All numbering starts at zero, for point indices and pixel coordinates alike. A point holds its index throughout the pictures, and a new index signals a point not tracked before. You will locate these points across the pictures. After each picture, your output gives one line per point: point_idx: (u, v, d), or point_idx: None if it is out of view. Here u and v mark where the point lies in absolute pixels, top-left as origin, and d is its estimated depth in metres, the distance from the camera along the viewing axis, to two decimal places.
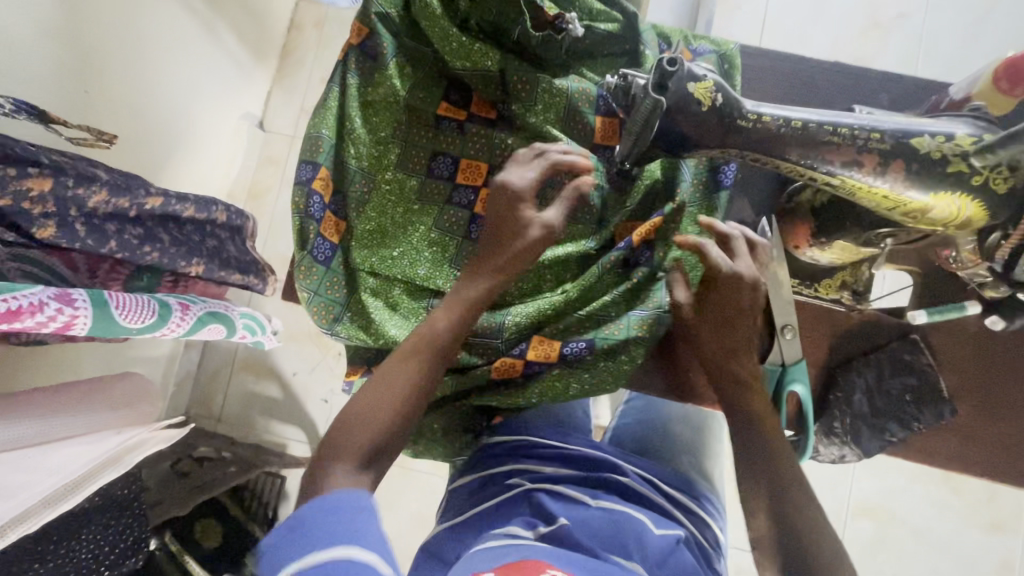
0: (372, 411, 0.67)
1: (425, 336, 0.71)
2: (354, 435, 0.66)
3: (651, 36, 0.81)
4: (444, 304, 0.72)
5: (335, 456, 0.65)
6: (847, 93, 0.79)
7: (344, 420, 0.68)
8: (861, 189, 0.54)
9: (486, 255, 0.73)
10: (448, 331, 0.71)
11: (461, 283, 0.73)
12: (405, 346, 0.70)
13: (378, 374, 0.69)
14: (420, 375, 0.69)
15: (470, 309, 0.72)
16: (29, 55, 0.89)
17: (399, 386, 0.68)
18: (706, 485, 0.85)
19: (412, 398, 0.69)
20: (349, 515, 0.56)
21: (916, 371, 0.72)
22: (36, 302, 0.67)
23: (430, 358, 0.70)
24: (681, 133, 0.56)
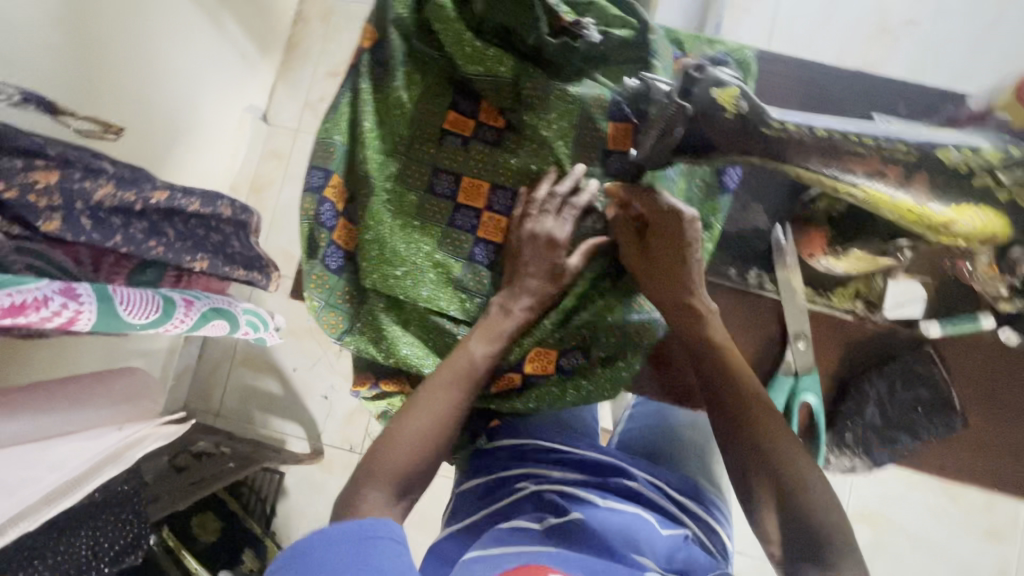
0: (411, 438, 0.65)
1: (463, 365, 0.70)
2: (393, 461, 0.63)
3: (662, 46, 0.78)
4: (478, 333, 0.72)
5: (372, 482, 0.62)
6: (867, 101, 0.78)
7: (380, 446, 0.65)
8: (881, 199, 0.51)
9: (521, 281, 0.73)
10: (484, 360, 0.71)
11: (496, 314, 0.73)
12: (443, 373, 0.69)
13: (415, 401, 0.68)
14: (459, 403, 0.68)
15: (504, 342, 0.72)
16: (34, 43, 0.87)
17: (438, 413, 0.67)
18: (714, 491, 0.85)
19: (450, 427, 0.68)
20: (362, 543, 0.52)
21: (929, 384, 0.72)
22: (41, 297, 0.65)
23: (467, 388, 0.69)
24: (704, 139, 0.56)
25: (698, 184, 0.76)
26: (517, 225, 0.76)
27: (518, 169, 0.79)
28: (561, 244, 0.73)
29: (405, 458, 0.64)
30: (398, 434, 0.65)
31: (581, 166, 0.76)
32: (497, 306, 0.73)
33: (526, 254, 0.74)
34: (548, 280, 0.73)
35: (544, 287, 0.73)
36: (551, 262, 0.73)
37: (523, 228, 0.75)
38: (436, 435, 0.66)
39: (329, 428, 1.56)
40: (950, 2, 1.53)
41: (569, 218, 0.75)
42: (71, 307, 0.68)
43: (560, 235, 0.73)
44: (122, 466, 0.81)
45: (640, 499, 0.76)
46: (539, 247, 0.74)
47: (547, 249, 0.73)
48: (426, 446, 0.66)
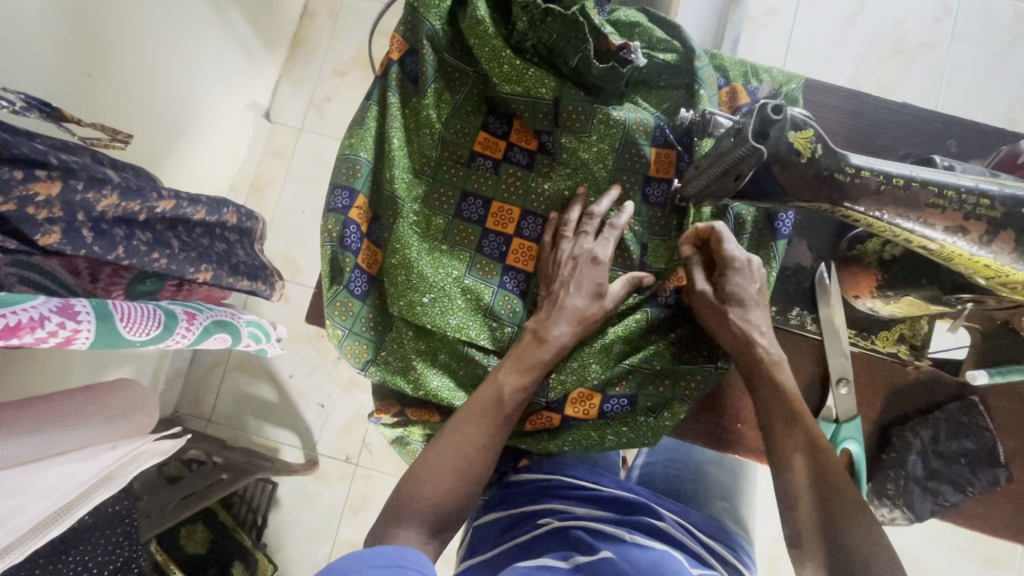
0: (437, 477, 0.63)
1: (492, 398, 0.67)
2: (420, 502, 0.63)
3: (708, 73, 0.75)
4: (510, 364, 0.68)
5: (402, 521, 0.62)
6: (906, 139, 0.77)
7: (407, 485, 0.64)
8: (960, 256, 0.54)
9: (554, 310, 0.70)
10: (515, 393, 0.67)
11: (529, 341, 0.69)
12: (472, 407, 0.67)
13: (442, 437, 0.66)
14: (488, 439, 0.66)
15: (538, 371, 0.68)
16: (30, 35, 0.81)
17: (465, 451, 0.65)
18: (743, 534, 0.81)
19: (478, 464, 0.65)
20: (393, 570, 0.51)
21: (974, 434, 0.70)
22: (37, 316, 0.55)
23: (497, 423, 0.66)
24: (774, 182, 0.56)
25: (749, 233, 0.74)
26: (549, 253, 0.74)
27: (552, 195, 0.77)
28: (604, 262, 0.71)
29: (433, 499, 0.63)
30: (424, 473, 0.64)
31: (614, 190, 0.74)
32: (531, 333, 0.70)
33: (565, 274, 0.71)
34: (590, 298, 0.70)
35: (588, 306, 0.70)
36: (595, 282, 0.71)
37: (560, 252, 0.73)
38: (463, 473, 0.64)
39: (325, 438, 1.48)
40: (966, 24, 1.49)
41: (611, 234, 0.72)
42: (68, 327, 0.58)
43: (602, 255, 0.71)
44: (115, 488, 0.71)
45: (668, 539, 0.71)
46: (582, 267, 0.71)
47: (592, 268, 0.71)
48: (453, 485, 0.64)
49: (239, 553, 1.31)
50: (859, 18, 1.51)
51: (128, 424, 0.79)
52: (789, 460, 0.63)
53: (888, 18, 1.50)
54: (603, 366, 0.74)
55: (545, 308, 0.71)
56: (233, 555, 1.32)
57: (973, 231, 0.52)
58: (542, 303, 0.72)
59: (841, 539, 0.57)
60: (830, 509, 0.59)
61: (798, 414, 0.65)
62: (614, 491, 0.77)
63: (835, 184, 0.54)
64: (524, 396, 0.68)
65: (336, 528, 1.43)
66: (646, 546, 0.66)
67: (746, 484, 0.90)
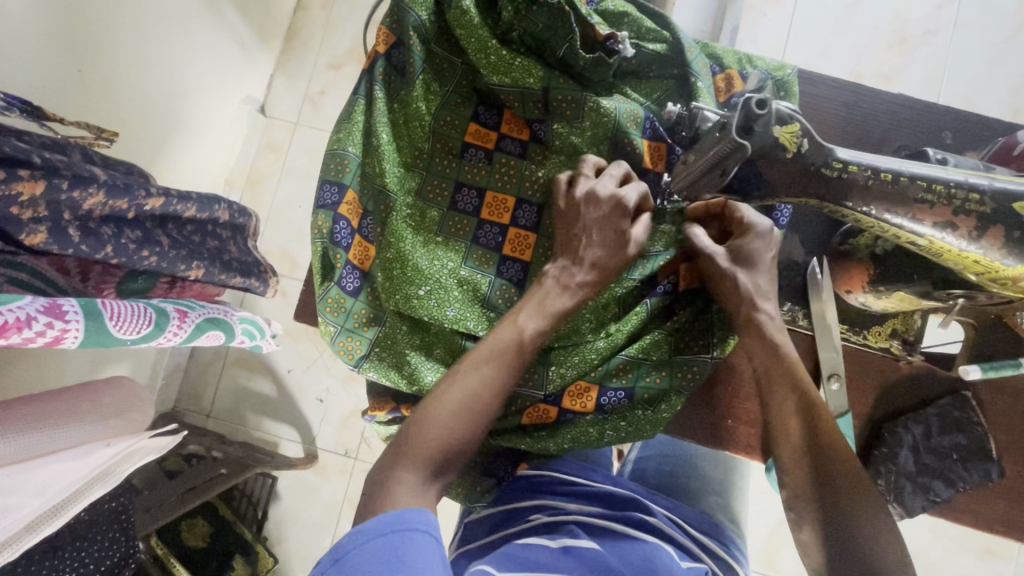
0: (449, 417, 0.62)
1: (512, 340, 0.66)
2: (434, 439, 0.62)
3: (701, 63, 0.74)
4: (530, 307, 0.67)
5: (413, 456, 0.61)
6: (903, 132, 0.76)
7: (421, 419, 0.63)
8: (950, 252, 0.53)
9: (550, 291, 0.68)
10: (534, 337, 0.66)
11: (552, 286, 0.68)
12: (490, 347, 0.65)
13: (456, 376, 0.64)
14: (502, 380, 0.64)
15: (557, 319, 0.67)
16: (19, 30, 0.80)
17: (483, 391, 0.64)
18: (734, 529, 0.81)
19: (491, 404, 0.64)
20: (396, 537, 0.52)
21: (966, 430, 0.69)
22: (24, 317, 0.55)
23: (514, 365, 0.65)
24: (760, 177, 0.54)
25: None
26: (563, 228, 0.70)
27: (546, 183, 0.76)
28: (630, 209, 0.68)
29: (447, 437, 0.62)
30: (441, 409, 0.63)
31: (625, 164, 0.71)
32: (553, 280, 0.68)
33: (591, 216, 0.68)
34: (611, 247, 0.69)
35: (602, 251, 0.68)
36: (618, 229, 0.68)
37: (586, 190, 0.69)
38: (476, 414, 0.63)
39: (324, 432, 1.48)
40: (968, 11, 1.46)
41: (636, 185, 0.69)
42: (57, 327, 0.58)
43: (628, 201, 0.68)
44: (110, 485, 0.72)
45: (661, 536, 0.70)
46: (604, 214, 0.68)
47: (614, 215, 0.68)
48: (465, 424, 0.63)
49: (239, 547, 1.32)
50: (859, 7, 1.48)
51: (122, 421, 0.79)
52: (784, 425, 0.64)
53: (888, 5, 1.48)
54: (604, 342, 0.73)
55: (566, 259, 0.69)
56: (234, 548, 1.32)
57: (962, 226, 0.52)
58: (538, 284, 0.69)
59: (850, 538, 0.56)
60: (829, 493, 0.59)
61: (798, 380, 0.64)
62: (603, 487, 0.76)
63: (827, 179, 0.53)
64: (539, 342, 0.67)
65: (335, 521, 1.44)
66: (636, 540, 0.66)
67: (738, 478, 0.90)
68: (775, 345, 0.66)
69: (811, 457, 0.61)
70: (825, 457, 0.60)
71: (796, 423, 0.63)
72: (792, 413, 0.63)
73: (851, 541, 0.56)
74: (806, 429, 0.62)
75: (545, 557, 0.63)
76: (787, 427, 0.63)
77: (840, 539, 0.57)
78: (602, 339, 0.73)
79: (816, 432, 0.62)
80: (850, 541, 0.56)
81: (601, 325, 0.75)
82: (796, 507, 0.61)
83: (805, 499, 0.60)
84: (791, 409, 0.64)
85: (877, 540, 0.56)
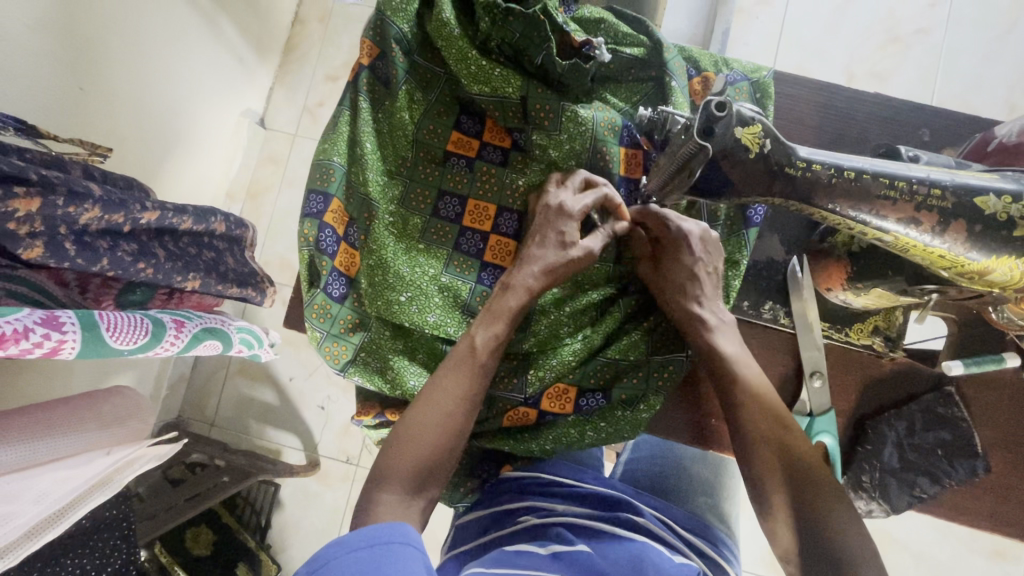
0: (418, 436, 0.64)
1: (465, 350, 0.67)
2: (402, 460, 0.63)
3: (678, 64, 0.75)
4: (480, 317, 0.68)
5: (385, 479, 0.62)
6: (882, 130, 0.76)
7: (388, 445, 0.65)
8: (915, 247, 0.54)
9: (509, 302, 0.68)
10: (487, 342, 0.67)
11: (498, 291, 0.69)
12: (447, 360, 0.67)
13: (423, 396, 0.65)
14: (466, 390, 0.65)
15: (508, 320, 0.67)
16: (20, 52, 0.83)
17: (443, 403, 0.65)
18: (723, 528, 0.81)
19: (460, 416, 0.65)
20: (378, 550, 0.53)
21: (949, 426, 0.69)
22: (20, 328, 0.57)
23: (471, 373, 0.66)
24: (726, 179, 0.55)
25: (722, 224, 0.74)
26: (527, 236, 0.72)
27: (527, 191, 0.77)
28: (574, 212, 0.68)
29: (414, 456, 0.63)
30: (404, 430, 0.64)
31: (581, 172, 0.72)
32: (499, 284, 0.70)
33: (536, 224, 0.71)
34: (558, 250, 0.69)
35: (550, 258, 0.69)
36: (559, 232, 0.69)
37: (545, 201, 0.71)
38: (446, 428, 0.64)
39: (325, 440, 1.50)
40: (962, 9, 1.47)
41: (591, 194, 0.70)
42: (54, 337, 0.60)
43: (572, 208, 0.69)
44: (111, 491, 0.72)
45: (649, 535, 0.71)
46: (550, 217, 0.69)
47: (556, 217, 0.69)
48: (433, 438, 0.64)
49: (242, 555, 1.33)
50: (851, 8, 1.49)
51: (122, 430, 0.80)
52: (751, 429, 0.65)
53: (881, 5, 1.48)
54: (580, 346, 0.73)
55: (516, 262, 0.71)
56: (237, 556, 1.33)
57: (927, 222, 0.53)
58: (493, 295, 0.70)
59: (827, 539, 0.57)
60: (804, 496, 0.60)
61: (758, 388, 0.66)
62: (591, 488, 0.76)
63: (794, 178, 0.54)
64: (497, 346, 0.67)
65: (336, 528, 1.45)
66: (624, 541, 0.67)
67: (729, 478, 0.90)
68: (732, 352, 0.68)
69: (782, 460, 0.62)
70: (790, 458, 0.62)
71: (763, 425, 0.64)
72: (761, 417, 0.64)
73: (824, 539, 0.57)
74: (772, 433, 0.64)
75: (536, 560, 0.62)
76: (755, 432, 0.64)
77: (817, 536, 0.57)
78: (577, 341, 0.74)
79: (784, 438, 0.63)
80: (821, 540, 0.57)
81: (579, 330, 0.75)
82: (772, 509, 0.62)
83: (776, 501, 0.61)
84: (758, 413, 0.65)
85: (849, 536, 0.57)
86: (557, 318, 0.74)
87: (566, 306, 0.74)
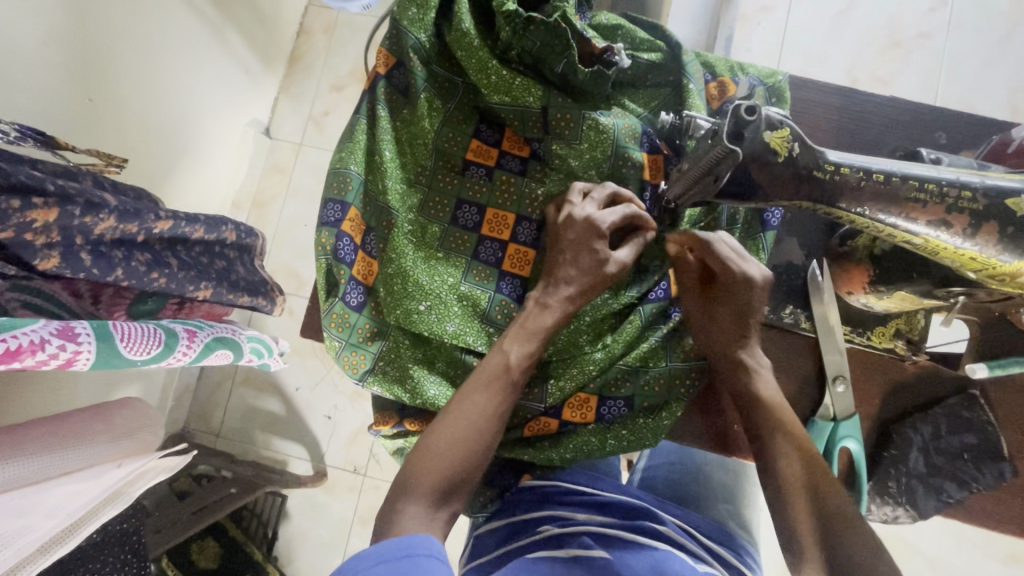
0: (449, 451, 0.63)
1: (498, 366, 0.66)
2: (430, 474, 0.62)
3: (695, 68, 0.75)
4: (513, 333, 0.67)
5: (412, 492, 0.61)
6: (897, 133, 0.76)
7: (416, 457, 0.63)
8: (946, 249, 0.53)
9: (541, 317, 0.67)
10: (520, 359, 0.66)
11: (531, 308, 0.68)
12: (479, 374, 0.66)
13: (453, 408, 0.65)
14: (494, 405, 0.65)
15: (541, 337, 0.67)
16: (32, 64, 0.83)
17: (475, 419, 0.64)
18: (746, 536, 0.80)
19: (488, 432, 0.64)
20: (401, 562, 0.52)
21: (975, 429, 0.68)
22: (37, 339, 0.56)
23: (504, 389, 0.65)
24: (753, 183, 0.55)
25: (739, 226, 0.73)
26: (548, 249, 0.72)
27: (547, 200, 0.76)
28: (603, 229, 0.67)
29: (443, 470, 0.62)
30: (434, 444, 0.63)
31: (610, 184, 0.71)
32: (532, 301, 0.69)
33: (569, 239, 0.69)
34: (591, 270, 0.68)
35: (581, 278, 0.68)
36: (593, 251, 0.68)
37: (569, 213, 0.70)
38: (474, 442, 0.63)
39: (333, 450, 1.48)
40: (963, 12, 1.48)
41: (620, 208, 0.69)
42: (69, 349, 0.59)
43: (602, 223, 0.67)
44: (123, 505, 0.71)
45: (674, 544, 0.70)
46: (580, 232, 0.68)
47: (587, 233, 0.68)
48: (463, 454, 0.63)
49: (249, 567, 1.31)
50: (852, 13, 1.50)
51: (134, 442, 0.79)
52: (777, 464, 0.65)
53: (882, 10, 1.49)
54: (602, 356, 0.72)
55: (545, 277, 0.70)
56: (245, 569, 1.31)
57: (957, 224, 0.52)
58: (522, 309, 0.69)
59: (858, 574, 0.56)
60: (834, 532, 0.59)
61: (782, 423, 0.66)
62: (611, 496, 0.76)
63: (815, 182, 0.54)
64: (529, 363, 0.67)
65: (345, 539, 1.44)
66: (647, 548, 0.66)
67: (748, 485, 0.89)
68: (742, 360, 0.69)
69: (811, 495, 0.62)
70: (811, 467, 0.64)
71: (793, 460, 0.64)
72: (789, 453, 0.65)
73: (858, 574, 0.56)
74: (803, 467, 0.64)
75: (557, 568, 0.62)
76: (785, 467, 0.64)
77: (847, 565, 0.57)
78: (599, 351, 0.72)
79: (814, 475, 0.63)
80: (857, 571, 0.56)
81: (599, 338, 0.74)
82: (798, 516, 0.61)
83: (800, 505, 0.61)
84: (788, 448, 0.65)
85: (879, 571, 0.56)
86: (578, 327, 0.73)
87: (587, 315, 0.73)
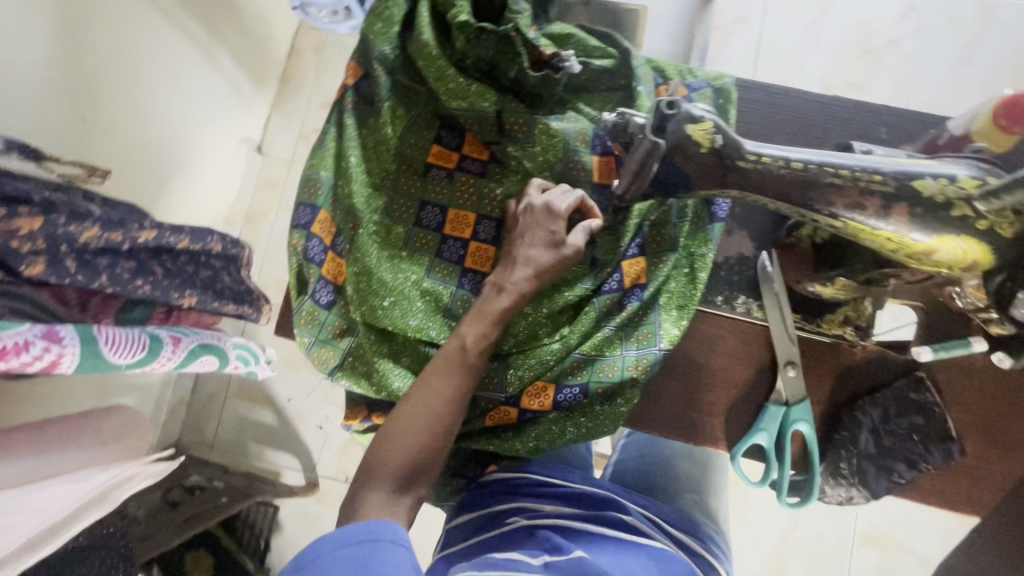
0: (408, 434, 0.65)
1: (455, 350, 0.69)
2: (391, 458, 0.65)
3: (645, 72, 0.80)
4: (469, 317, 0.70)
5: (373, 477, 0.64)
6: (842, 130, 0.80)
7: (378, 443, 0.66)
8: (863, 230, 0.57)
9: (497, 301, 0.70)
10: (477, 342, 0.68)
11: (488, 292, 0.71)
12: (438, 360, 0.69)
13: (413, 393, 0.67)
14: (454, 390, 0.67)
15: (496, 320, 0.69)
16: (25, 85, 0.88)
17: (433, 402, 0.66)
18: (711, 525, 0.82)
19: (447, 416, 0.67)
20: (365, 546, 0.55)
21: (921, 411, 0.71)
22: (21, 342, 0.60)
23: (461, 372, 0.68)
24: (681, 171, 0.62)
25: (689, 219, 0.77)
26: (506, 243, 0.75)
27: (504, 199, 0.80)
28: (562, 213, 0.72)
29: (403, 454, 0.65)
30: (394, 429, 0.66)
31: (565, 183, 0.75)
32: (490, 286, 0.72)
33: (517, 231, 0.74)
34: (547, 249, 0.71)
35: (539, 260, 0.71)
36: (548, 230, 0.71)
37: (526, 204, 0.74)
38: (434, 425, 0.66)
39: (324, 459, 1.51)
40: (931, 19, 1.53)
41: (571, 195, 0.74)
42: (53, 350, 0.63)
43: (559, 206, 0.72)
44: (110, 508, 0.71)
45: (637, 533, 0.72)
46: (538, 218, 0.72)
47: (545, 218, 0.72)
48: (422, 437, 0.66)
49: None
50: (824, 22, 1.55)
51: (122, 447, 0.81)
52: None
53: (852, 19, 1.55)
54: (557, 343, 0.75)
55: (503, 263, 0.73)
56: None
57: (870, 207, 0.56)
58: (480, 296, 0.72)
59: None
60: None
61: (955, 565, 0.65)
62: (579, 488, 0.77)
63: (737, 170, 0.59)
64: (485, 345, 0.69)
65: None
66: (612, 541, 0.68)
67: (717, 476, 0.91)
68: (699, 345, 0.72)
69: None
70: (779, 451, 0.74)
71: None
72: None
73: None
74: None
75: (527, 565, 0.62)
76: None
77: None
78: (554, 339, 0.76)
79: None
80: None
81: (558, 329, 0.77)
82: None
83: None
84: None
85: None
86: (536, 318, 0.76)
87: (543, 306, 0.76)
